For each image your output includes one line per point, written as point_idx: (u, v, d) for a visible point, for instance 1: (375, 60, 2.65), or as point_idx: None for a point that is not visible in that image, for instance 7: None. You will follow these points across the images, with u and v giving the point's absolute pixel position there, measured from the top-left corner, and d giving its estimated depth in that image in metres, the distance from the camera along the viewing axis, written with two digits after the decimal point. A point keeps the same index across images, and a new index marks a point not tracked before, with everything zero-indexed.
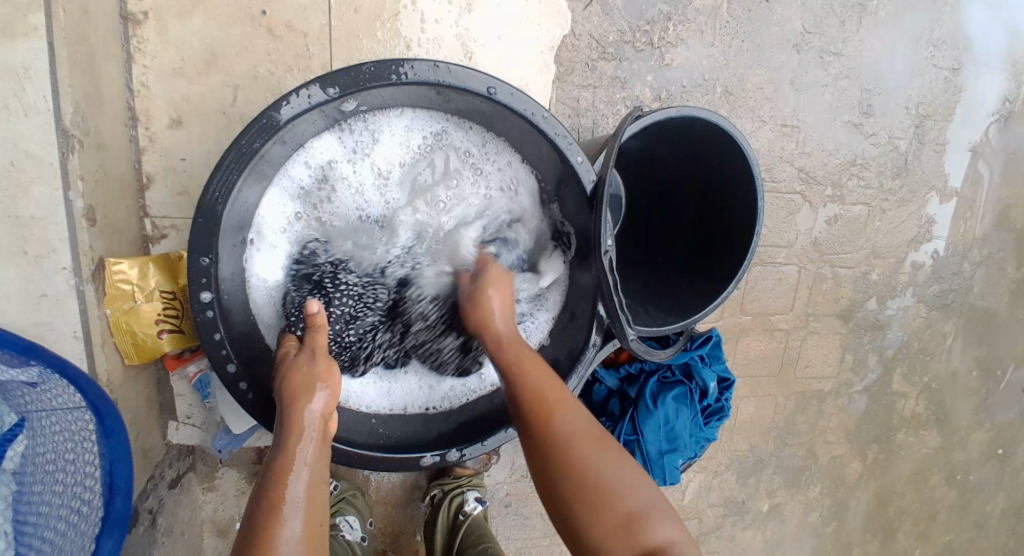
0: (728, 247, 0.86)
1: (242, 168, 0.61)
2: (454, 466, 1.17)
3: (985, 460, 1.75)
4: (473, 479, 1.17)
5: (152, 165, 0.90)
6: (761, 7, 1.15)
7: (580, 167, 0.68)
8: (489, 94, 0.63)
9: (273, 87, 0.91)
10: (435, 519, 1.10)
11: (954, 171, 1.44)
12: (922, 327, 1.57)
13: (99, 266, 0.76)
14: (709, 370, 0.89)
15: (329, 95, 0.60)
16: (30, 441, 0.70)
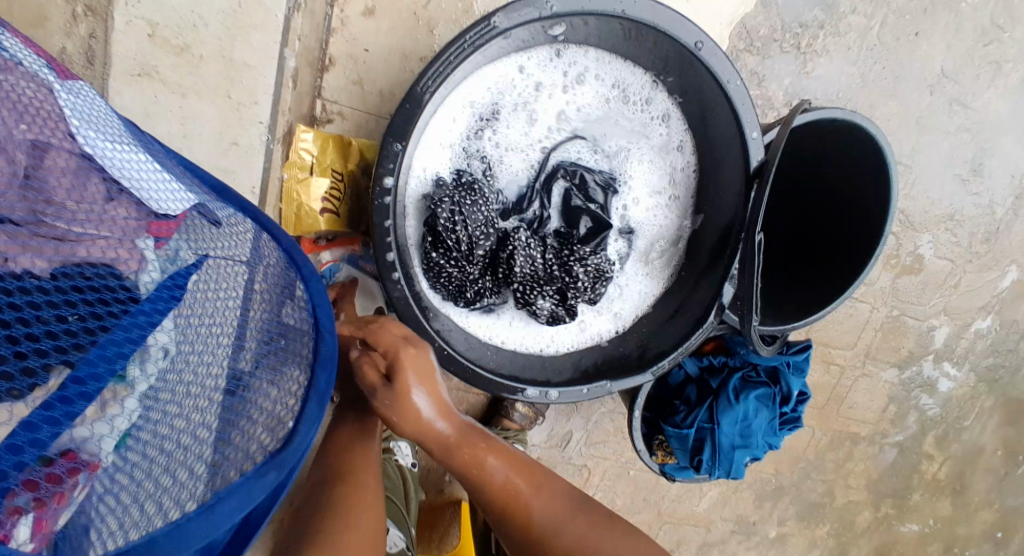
0: (832, 267, 0.88)
1: (457, 61, 0.64)
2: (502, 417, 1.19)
3: (985, 541, 1.76)
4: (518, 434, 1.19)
5: (336, 49, 0.88)
6: (909, 39, 1.15)
7: (753, 143, 0.72)
8: (695, 49, 0.69)
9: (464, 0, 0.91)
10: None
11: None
12: (966, 395, 1.57)
13: (287, 130, 0.82)
14: (794, 377, 0.90)
15: (549, 11, 0.64)
16: (199, 284, 0.47)
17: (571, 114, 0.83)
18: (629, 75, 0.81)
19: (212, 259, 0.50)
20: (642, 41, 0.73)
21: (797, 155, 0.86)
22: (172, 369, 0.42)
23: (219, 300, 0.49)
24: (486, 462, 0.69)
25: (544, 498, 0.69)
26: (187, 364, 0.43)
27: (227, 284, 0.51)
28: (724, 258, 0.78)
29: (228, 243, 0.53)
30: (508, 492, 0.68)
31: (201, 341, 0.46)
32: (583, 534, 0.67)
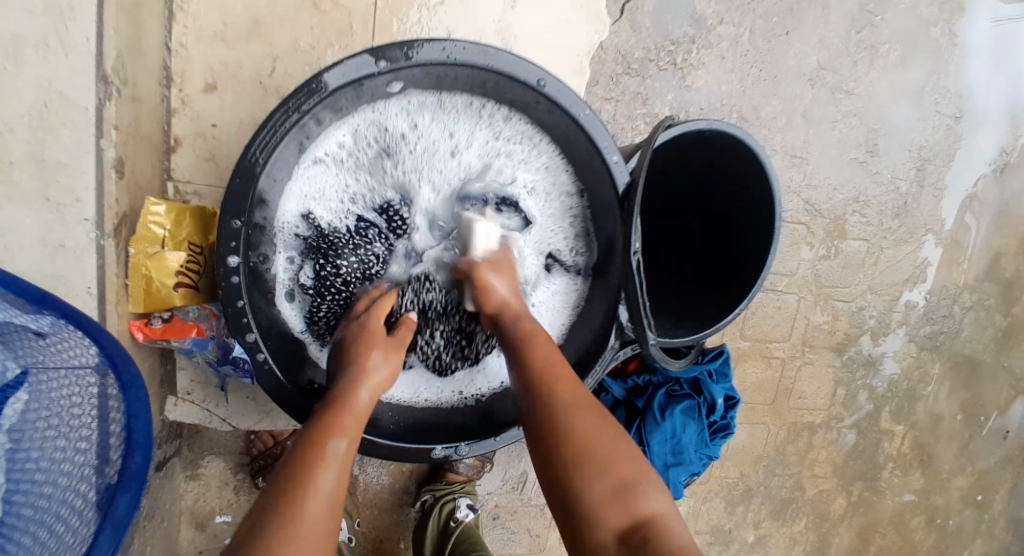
0: (731, 267, 0.89)
1: (287, 129, 0.61)
2: (446, 471, 1.13)
3: (963, 505, 1.81)
4: (465, 486, 1.14)
5: (182, 129, 0.81)
6: (779, 41, 1.19)
7: (614, 167, 0.71)
8: (539, 86, 0.68)
9: (312, 63, 0.84)
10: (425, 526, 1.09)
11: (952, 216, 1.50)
12: (912, 366, 1.60)
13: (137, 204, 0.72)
14: (717, 386, 0.89)
15: (380, 68, 0.63)
16: None
17: (451, 150, 0.76)
18: (503, 121, 0.75)
19: (45, 371, 0.57)
20: (492, 86, 0.70)
21: (680, 162, 0.86)
22: (11, 489, 0.54)
23: (67, 412, 0.58)
24: (537, 348, 0.67)
25: (579, 395, 0.63)
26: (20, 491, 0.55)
27: (74, 397, 0.59)
28: (614, 285, 0.77)
29: (65, 350, 0.58)
30: (551, 382, 0.63)
31: None
32: (595, 423, 0.61)
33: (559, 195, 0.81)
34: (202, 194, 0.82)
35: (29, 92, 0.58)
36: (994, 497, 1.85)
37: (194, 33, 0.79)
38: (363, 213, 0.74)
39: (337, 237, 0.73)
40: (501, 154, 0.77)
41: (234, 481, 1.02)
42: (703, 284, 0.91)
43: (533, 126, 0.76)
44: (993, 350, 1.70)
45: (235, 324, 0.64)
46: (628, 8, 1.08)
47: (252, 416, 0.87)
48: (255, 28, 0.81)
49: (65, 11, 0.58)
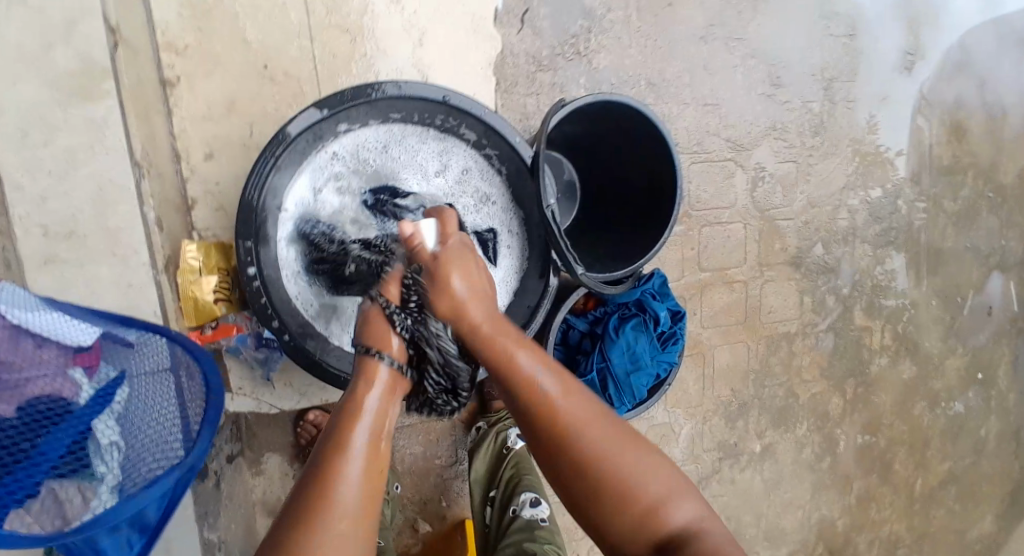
0: (659, 201, 1.11)
1: (266, 171, 0.78)
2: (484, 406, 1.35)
3: (967, 384, 1.92)
4: (503, 415, 1.33)
5: (196, 190, 0.93)
6: (666, 11, 1.39)
7: (519, 146, 0.89)
8: (446, 100, 0.85)
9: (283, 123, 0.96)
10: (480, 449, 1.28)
11: (884, 124, 1.68)
12: (871, 265, 1.74)
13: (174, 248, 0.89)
14: (659, 303, 1.09)
15: (322, 114, 0.79)
16: (129, 393, 0.66)
17: (399, 162, 0.90)
18: (433, 134, 0.90)
19: (136, 375, 0.69)
20: (414, 108, 0.86)
21: (605, 125, 1.12)
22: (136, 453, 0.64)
23: (159, 402, 0.71)
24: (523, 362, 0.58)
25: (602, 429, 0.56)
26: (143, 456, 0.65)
27: (161, 398, 0.71)
28: (539, 234, 0.95)
29: (145, 359, 0.71)
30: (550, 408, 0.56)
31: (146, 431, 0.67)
32: (609, 443, 0.55)
33: (496, 178, 0.94)
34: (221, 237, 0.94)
35: (87, 184, 0.77)
36: (996, 371, 1.95)
37: (188, 118, 0.92)
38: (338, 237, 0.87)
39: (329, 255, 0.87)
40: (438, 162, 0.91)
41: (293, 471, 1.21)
42: (642, 221, 1.15)
43: (458, 130, 0.90)
44: (951, 233, 1.82)
45: (260, 317, 0.82)
46: (527, 16, 1.28)
47: (294, 397, 1.03)
48: (232, 105, 0.94)
49: (101, 119, 0.76)
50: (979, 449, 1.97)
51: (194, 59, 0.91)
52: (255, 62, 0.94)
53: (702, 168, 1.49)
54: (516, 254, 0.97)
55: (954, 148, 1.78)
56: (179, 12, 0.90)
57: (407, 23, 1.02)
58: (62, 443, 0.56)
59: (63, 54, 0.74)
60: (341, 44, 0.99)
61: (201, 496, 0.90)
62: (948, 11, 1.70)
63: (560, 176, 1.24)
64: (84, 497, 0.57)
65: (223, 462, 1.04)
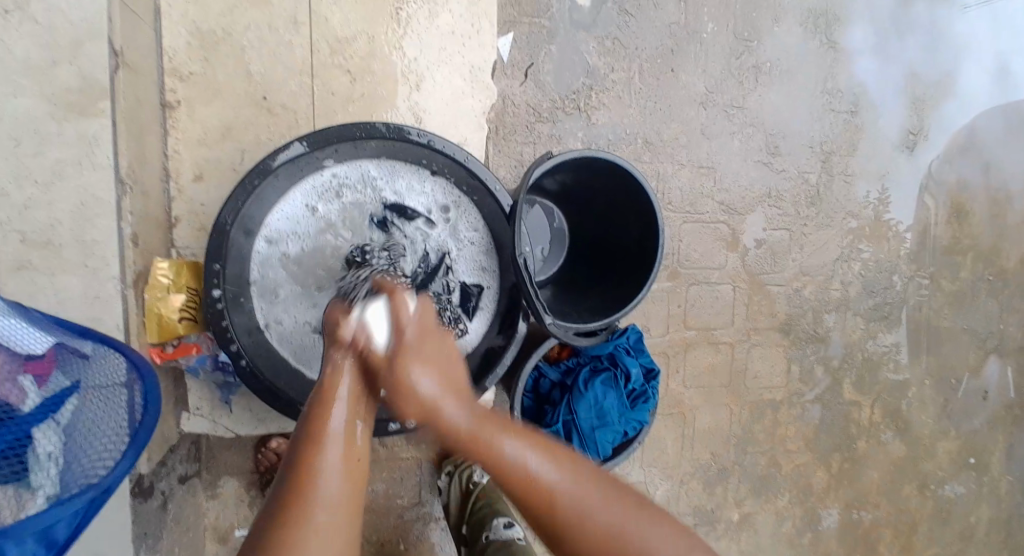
0: (642, 258, 1.11)
1: (244, 197, 0.82)
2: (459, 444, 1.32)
3: (959, 470, 1.86)
4: None
5: (180, 210, 1.00)
6: (668, 75, 1.43)
7: (498, 193, 0.93)
8: (430, 144, 0.90)
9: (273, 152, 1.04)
10: (449, 486, 1.26)
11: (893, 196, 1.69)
12: (863, 338, 1.72)
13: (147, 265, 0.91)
14: (631, 359, 1.10)
15: (305, 148, 0.83)
16: (79, 404, 0.64)
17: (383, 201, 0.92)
18: (418, 179, 0.93)
19: (90, 387, 0.66)
20: (399, 149, 0.90)
21: (594, 179, 1.14)
22: (70, 470, 0.59)
23: (107, 420, 0.66)
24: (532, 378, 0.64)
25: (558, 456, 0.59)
26: (76, 470, 0.60)
27: (112, 412, 0.67)
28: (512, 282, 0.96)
29: (102, 371, 0.68)
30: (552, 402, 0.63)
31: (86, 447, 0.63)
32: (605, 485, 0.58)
33: (477, 224, 0.95)
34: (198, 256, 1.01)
35: (70, 196, 0.78)
36: (990, 459, 1.89)
37: (183, 140, 0.99)
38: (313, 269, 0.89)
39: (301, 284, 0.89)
40: (421, 207, 0.94)
41: (249, 497, 1.20)
42: (624, 277, 1.15)
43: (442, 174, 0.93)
44: (948, 314, 1.80)
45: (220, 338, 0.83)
46: (531, 70, 1.32)
47: (252, 423, 1.05)
48: (227, 131, 1.01)
49: (91, 137, 0.78)
50: (969, 539, 1.89)
51: (195, 88, 0.99)
52: (254, 94, 1.02)
53: (694, 229, 1.50)
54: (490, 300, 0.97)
55: (954, 228, 1.77)
56: (188, 42, 0.99)
57: (406, 69, 1.10)
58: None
59: (66, 72, 0.76)
60: (341, 84, 1.07)
61: (142, 517, 0.89)
62: (952, 96, 1.72)
63: (549, 225, 1.28)
64: (12, 510, 0.54)
65: (173, 481, 1.03)
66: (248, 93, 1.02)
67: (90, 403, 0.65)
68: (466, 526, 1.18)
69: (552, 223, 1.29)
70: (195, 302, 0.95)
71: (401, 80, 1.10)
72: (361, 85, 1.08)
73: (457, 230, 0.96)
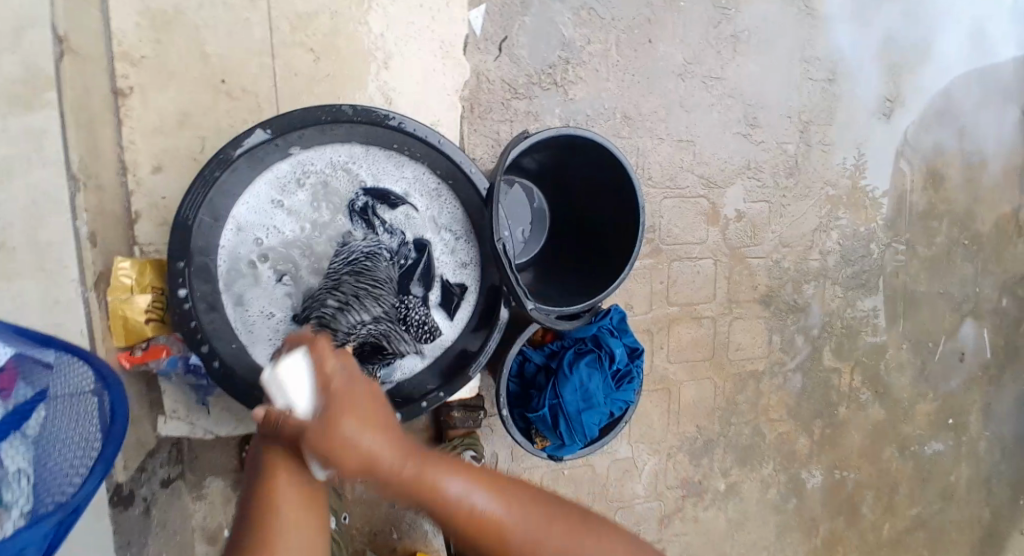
0: (623, 236, 1.10)
1: (205, 190, 0.78)
2: (447, 430, 1.31)
3: (935, 430, 1.91)
4: (466, 438, 1.30)
5: (141, 204, 0.96)
6: (644, 46, 1.40)
7: (473, 176, 0.90)
8: (401, 127, 0.86)
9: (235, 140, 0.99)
10: None
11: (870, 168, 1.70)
12: (842, 307, 1.74)
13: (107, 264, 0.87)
14: (616, 339, 1.10)
15: (267, 136, 0.80)
16: (45, 417, 0.62)
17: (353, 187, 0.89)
18: (388, 164, 0.90)
19: (59, 396, 0.63)
20: (366, 132, 0.86)
21: (570, 156, 1.12)
22: (41, 487, 0.58)
23: (77, 431, 0.64)
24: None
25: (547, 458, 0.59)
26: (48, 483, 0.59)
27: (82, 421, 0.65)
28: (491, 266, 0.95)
29: (70, 378, 0.65)
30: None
31: (58, 459, 0.61)
32: (536, 495, 0.53)
33: (453, 208, 0.93)
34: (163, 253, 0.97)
35: (20, 195, 0.72)
36: (965, 418, 1.94)
37: (138, 131, 0.94)
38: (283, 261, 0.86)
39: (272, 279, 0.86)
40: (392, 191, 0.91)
41: (236, 493, 1.18)
42: (605, 256, 1.14)
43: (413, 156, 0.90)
44: (924, 279, 1.82)
45: (192, 338, 0.80)
46: (505, 44, 1.28)
47: (231, 422, 1.03)
48: (186, 120, 0.96)
49: (36, 131, 0.73)
50: (945, 495, 1.95)
51: (148, 74, 0.94)
52: (211, 78, 0.97)
53: (675, 204, 1.49)
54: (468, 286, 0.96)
55: (931, 194, 1.79)
56: (137, 22, 0.93)
57: (373, 46, 1.06)
58: None
59: (7, 60, 0.70)
60: (305, 65, 1.02)
61: (122, 524, 0.86)
62: (927, 61, 1.72)
63: (530, 206, 1.26)
64: None
65: (155, 486, 1.00)
66: (206, 77, 0.97)
67: (57, 416, 0.63)
68: None
69: (533, 204, 1.26)
70: (160, 302, 0.92)
71: (367, 58, 1.06)
72: (327, 65, 1.04)
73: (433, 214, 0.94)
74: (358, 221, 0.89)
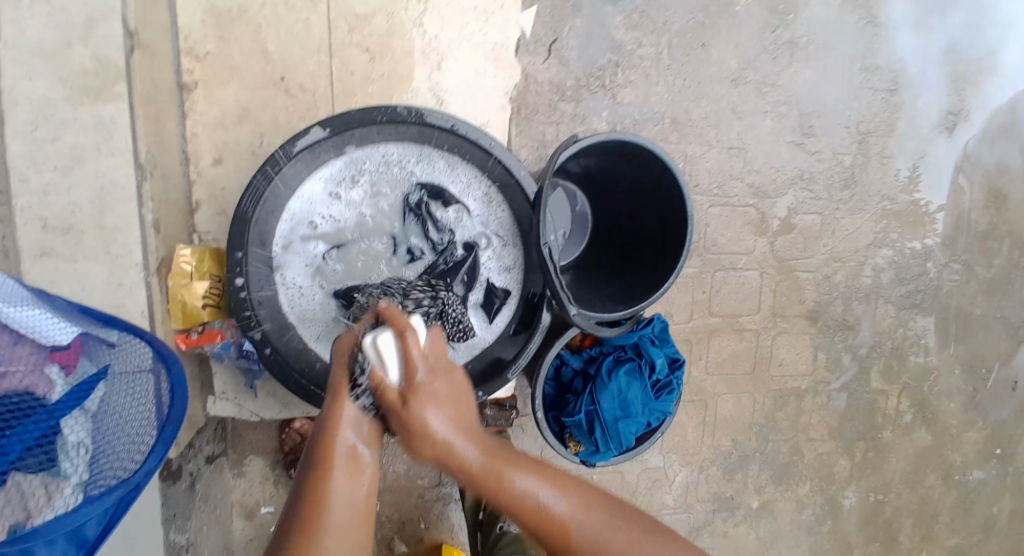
0: (670, 244, 1.08)
1: (264, 183, 0.81)
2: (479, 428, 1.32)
3: (986, 461, 1.81)
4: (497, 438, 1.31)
5: (200, 194, 1.00)
6: (698, 51, 1.37)
7: (522, 179, 0.90)
8: (453, 129, 0.87)
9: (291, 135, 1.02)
10: None
11: (925, 183, 1.61)
12: (893, 326, 1.67)
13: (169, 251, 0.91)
14: (656, 348, 1.09)
15: (325, 134, 0.82)
16: (106, 392, 0.65)
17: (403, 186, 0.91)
18: (440, 163, 0.90)
19: (118, 373, 0.67)
20: (419, 133, 0.87)
21: (620, 161, 1.10)
22: (98, 459, 0.61)
23: (134, 408, 0.67)
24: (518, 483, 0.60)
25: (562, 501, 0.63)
26: (108, 457, 0.62)
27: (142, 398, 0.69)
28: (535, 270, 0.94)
29: (129, 358, 0.70)
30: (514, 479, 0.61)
31: (117, 435, 0.64)
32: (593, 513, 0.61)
33: (500, 210, 0.93)
34: (219, 241, 1.00)
35: (91, 182, 0.78)
36: (1019, 451, 1.84)
37: (201, 123, 0.98)
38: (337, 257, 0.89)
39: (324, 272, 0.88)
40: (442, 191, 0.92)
41: (274, 475, 1.22)
42: (650, 264, 1.12)
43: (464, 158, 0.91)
44: (983, 301, 1.73)
45: (244, 326, 0.84)
46: (555, 45, 1.28)
47: (277, 407, 1.05)
48: (245, 113, 1.00)
49: (110, 122, 0.77)
50: (993, 530, 1.86)
51: (212, 68, 0.98)
52: (271, 73, 1.00)
53: (721, 213, 1.46)
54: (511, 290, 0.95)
55: (995, 214, 1.69)
56: (204, 19, 0.97)
57: (426, 46, 1.07)
58: (29, 436, 0.54)
59: (80, 55, 0.75)
60: (360, 63, 1.04)
61: (170, 498, 0.90)
62: (1000, 72, 1.63)
63: (572, 208, 1.24)
64: (48, 499, 0.54)
65: (201, 463, 1.05)
66: (266, 73, 1.00)
67: (117, 392, 0.66)
68: (481, 515, 1.20)
69: (575, 206, 1.24)
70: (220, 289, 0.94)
71: (421, 58, 1.07)
72: (381, 63, 1.05)
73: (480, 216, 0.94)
74: (409, 221, 0.92)
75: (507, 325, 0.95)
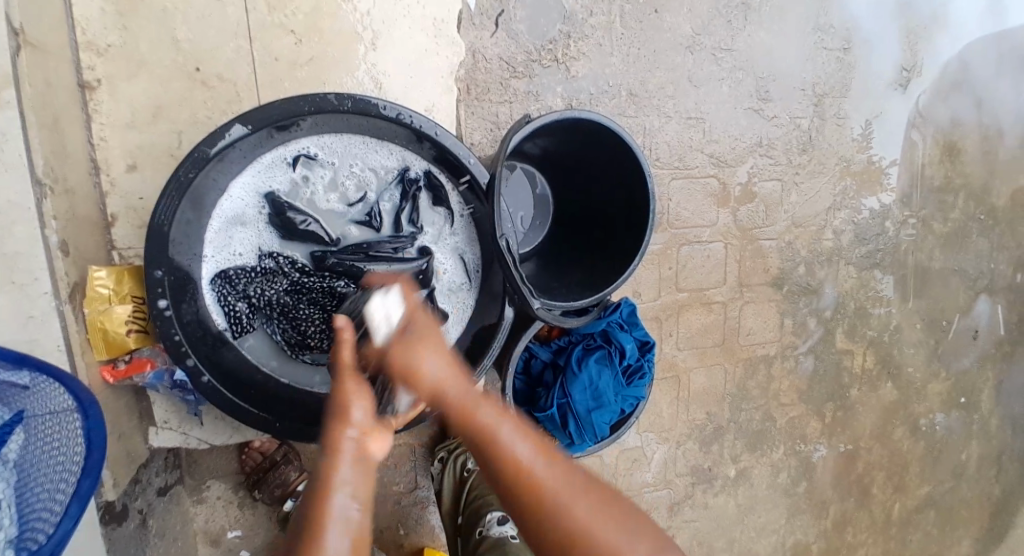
0: (635, 223, 1.04)
1: (181, 193, 0.73)
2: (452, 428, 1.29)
3: (948, 409, 1.87)
4: None
5: (117, 205, 0.90)
6: (651, 19, 1.31)
7: (473, 168, 0.83)
8: (398, 118, 0.80)
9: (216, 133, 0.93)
10: (442, 477, 1.23)
11: (875, 140, 1.61)
12: (855, 286, 1.68)
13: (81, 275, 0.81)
14: (626, 333, 1.06)
15: (247, 131, 0.73)
16: (23, 442, 0.58)
17: (345, 179, 0.85)
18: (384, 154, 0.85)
19: (32, 419, 0.59)
20: (362, 122, 0.81)
21: (579, 138, 1.04)
22: (22, 517, 0.55)
23: (49, 458, 0.59)
24: (504, 435, 0.57)
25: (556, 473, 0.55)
26: (30, 515, 0.55)
27: (61, 444, 0.60)
28: (492, 261, 0.90)
29: (45, 399, 0.61)
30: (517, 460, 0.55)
31: (42, 491, 0.57)
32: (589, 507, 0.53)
33: (452, 199, 0.89)
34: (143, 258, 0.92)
35: None
36: (978, 396, 1.90)
37: (110, 127, 0.88)
38: (279, 260, 0.82)
39: (256, 279, 0.81)
40: (386, 183, 0.87)
41: (237, 498, 1.15)
42: (615, 245, 1.08)
43: (409, 146, 0.85)
44: (939, 255, 1.76)
45: (175, 353, 0.76)
46: (502, 18, 1.20)
47: (227, 432, 0.99)
48: (160, 113, 0.90)
49: None
50: (958, 474, 1.93)
51: (118, 64, 0.88)
52: (186, 66, 0.90)
53: (684, 185, 1.43)
54: (468, 283, 0.92)
55: (946, 167, 1.72)
56: (102, 9, 0.86)
57: (360, 26, 0.98)
58: None
59: None
60: (287, 50, 0.95)
61: (116, 541, 0.83)
62: (947, 26, 1.63)
63: (531, 192, 1.20)
64: None
65: (151, 496, 0.97)
66: (180, 67, 0.90)
67: (34, 442, 0.58)
68: (460, 518, 1.16)
69: (533, 189, 1.20)
70: (143, 311, 0.87)
71: (355, 40, 0.98)
72: (310, 48, 0.96)
73: (429, 205, 0.89)
74: (355, 218, 0.86)
75: (465, 319, 0.92)
